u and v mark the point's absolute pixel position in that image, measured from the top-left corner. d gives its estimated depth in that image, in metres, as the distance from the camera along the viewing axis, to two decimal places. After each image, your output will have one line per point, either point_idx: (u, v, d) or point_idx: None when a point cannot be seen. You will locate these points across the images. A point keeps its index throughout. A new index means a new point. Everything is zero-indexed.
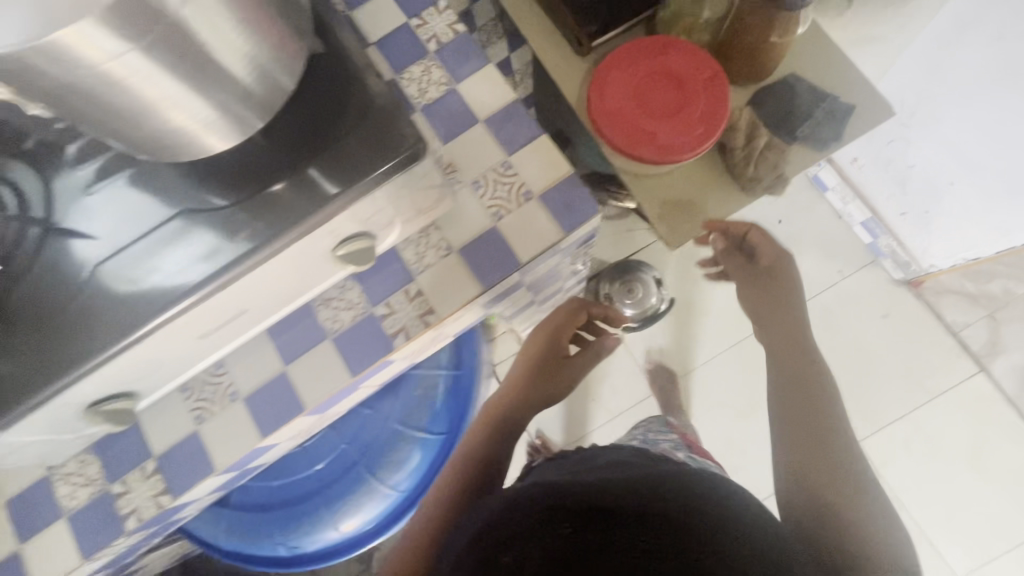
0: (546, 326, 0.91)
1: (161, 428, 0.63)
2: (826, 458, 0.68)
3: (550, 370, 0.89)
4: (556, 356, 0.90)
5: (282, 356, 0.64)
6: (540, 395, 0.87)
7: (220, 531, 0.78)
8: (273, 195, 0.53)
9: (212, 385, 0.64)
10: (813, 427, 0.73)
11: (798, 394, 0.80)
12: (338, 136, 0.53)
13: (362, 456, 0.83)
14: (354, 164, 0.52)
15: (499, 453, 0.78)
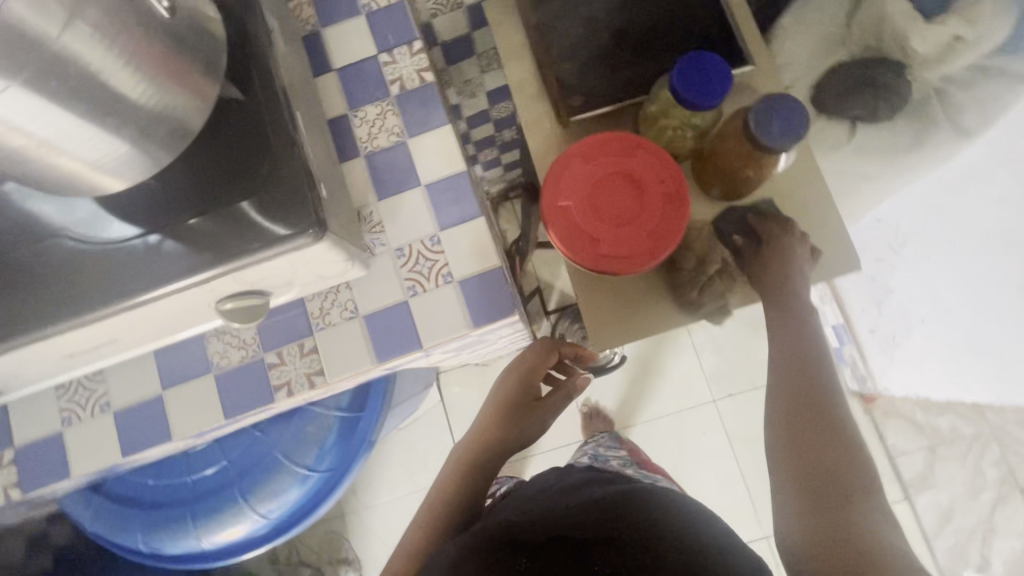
0: (517, 367, 0.87)
1: (27, 420, 0.62)
2: (837, 503, 0.57)
3: (520, 414, 0.85)
4: (527, 399, 0.86)
5: (162, 379, 0.62)
6: (510, 439, 0.83)
7: (88, 513, 0.78)
8: (160, 241, 0.50)
9: (87, 389, 0.62)
10: (824, 464, 0.59)
11: (799, 391, 0.64)
12: (241, 195, 0.50)
13: (237, 479, 0.79)
14: (250, 229, 0.49)
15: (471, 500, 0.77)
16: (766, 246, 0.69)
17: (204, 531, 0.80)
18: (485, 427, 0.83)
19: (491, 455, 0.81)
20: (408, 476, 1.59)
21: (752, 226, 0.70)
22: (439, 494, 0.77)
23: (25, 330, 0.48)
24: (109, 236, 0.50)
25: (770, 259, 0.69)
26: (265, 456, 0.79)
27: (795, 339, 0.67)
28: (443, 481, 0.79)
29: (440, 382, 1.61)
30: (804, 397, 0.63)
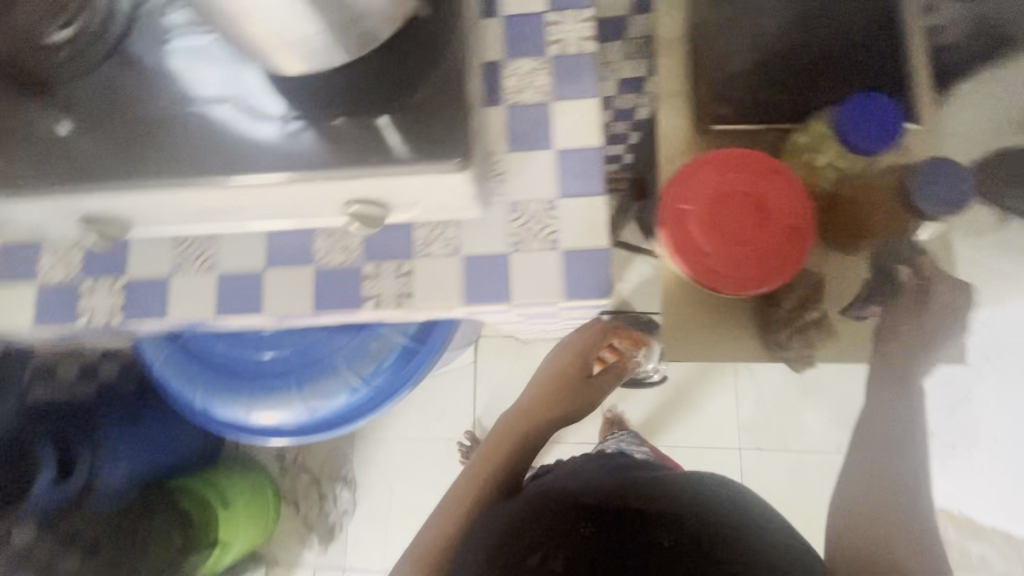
0: (570, 346, 0.96)
1: (143, 257, 0.67)
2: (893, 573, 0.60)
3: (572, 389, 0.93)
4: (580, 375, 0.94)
5: (266, 257, 0.66)
6: (565, 411, 0.91)
7: (160, 356, 0.82)
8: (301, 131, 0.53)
9: (201, 246, 0.67)
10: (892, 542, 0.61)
11: (883, 473, 0.67)
12: (383, 109, 0.52)
13: (295, 370, 0.80)
14: (390, 142, 0.52)
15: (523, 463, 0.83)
16: (903, 304, 0.67)
17: (250, 408, 0.81)
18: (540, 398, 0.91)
19: (546, 423, 0.89)
20: (422, 422, 1.64)
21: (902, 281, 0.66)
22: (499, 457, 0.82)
23: (181, 174, 0.53)
24: (263, 112, 0.53)
25: (897, 317, 0.67)
26: (326, 358, 0.79)
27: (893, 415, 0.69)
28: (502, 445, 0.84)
29: (478, 346, 1.64)
30: (884, 477, 0.67)
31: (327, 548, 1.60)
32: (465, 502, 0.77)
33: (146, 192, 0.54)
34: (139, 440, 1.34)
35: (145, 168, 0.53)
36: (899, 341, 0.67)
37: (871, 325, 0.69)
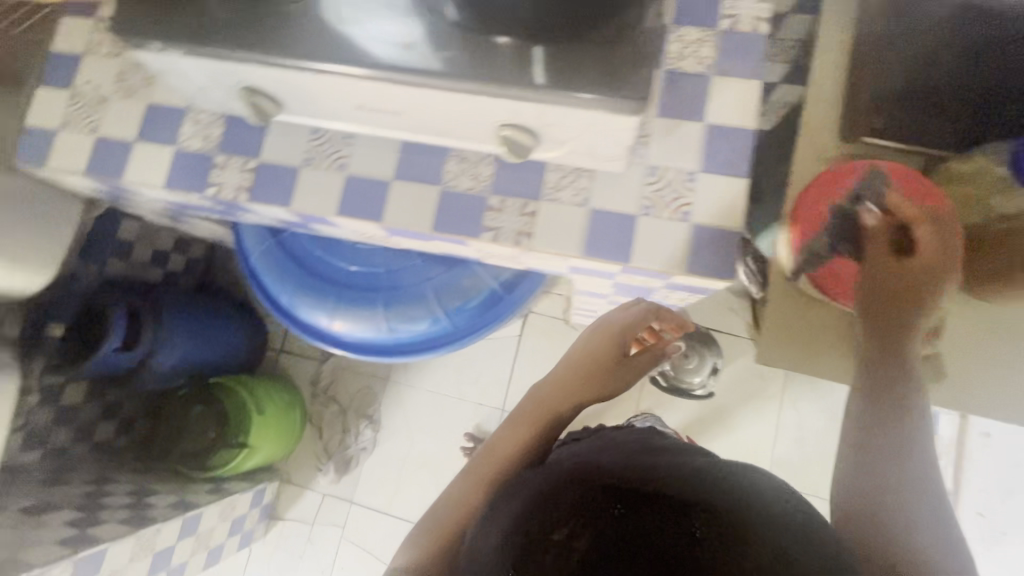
0: (605, 327, 0.90)
1: (278, 143, 0.69)
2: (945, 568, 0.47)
3: (608, 369, 0.86)
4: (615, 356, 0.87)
5: (396, 168, 0.66)
6: (595, 392, 0.84)
7: (258, 247, 0.85)
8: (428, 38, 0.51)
9: (335, 144, 0.68)
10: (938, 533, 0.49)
11: (904, 449, 0.54)
12: (512, 28, 0.47)
13: (382, 287, 0.81)
14: (533, 70, 0.50)
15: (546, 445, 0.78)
16: (919, 255, 0.59)
17: (332, 315, 0.82)
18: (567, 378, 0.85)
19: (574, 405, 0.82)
20: (455, 381, 1.66)
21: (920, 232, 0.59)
22: (519, 439, 0.77)
23: (348, 59, 0.51)
24: (395, 7, 0.51)
25: (916, 273, 0.59)
26: (418, 283, 0.80)
27: (890, 358, 0.60)
28: (526, 428, 0.79)
29: (527, 320, 1.64)
30: (910, 454, 0.53)
31: (340, 479, 1.63)
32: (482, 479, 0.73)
33: (305, 71, 0.53)
34: (197, 332, 1.39)
35: (271, 46, 0.52)
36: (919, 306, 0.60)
37: (879, 286, 0.61)
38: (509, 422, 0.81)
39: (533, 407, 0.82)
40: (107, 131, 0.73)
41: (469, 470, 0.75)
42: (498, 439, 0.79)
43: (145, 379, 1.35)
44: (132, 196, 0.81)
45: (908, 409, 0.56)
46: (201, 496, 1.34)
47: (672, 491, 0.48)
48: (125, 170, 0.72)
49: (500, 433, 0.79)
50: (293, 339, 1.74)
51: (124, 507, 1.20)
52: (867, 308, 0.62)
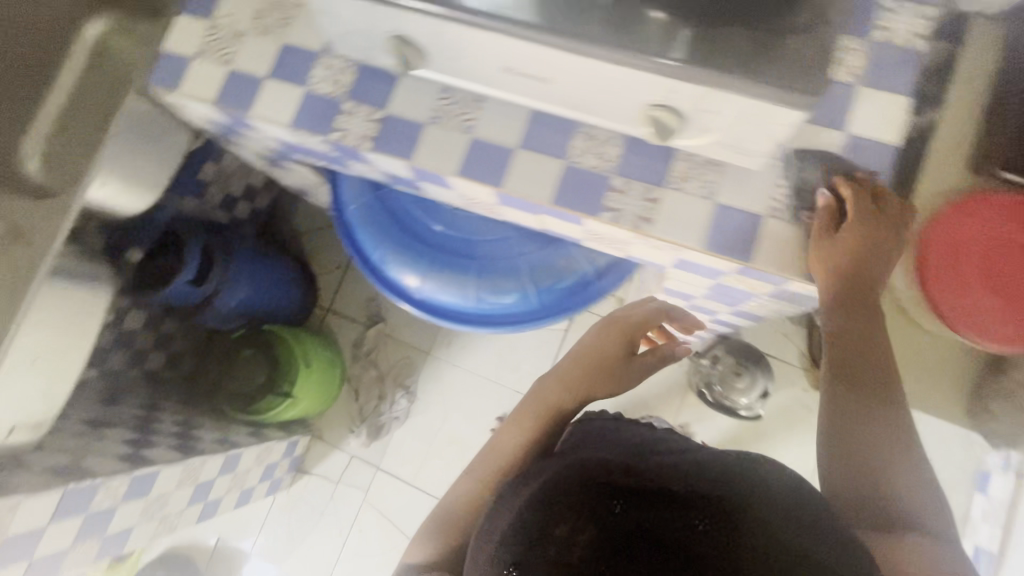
0: (611, 325, 0.93)
1: (406, 97, 0.70)
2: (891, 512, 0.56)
3: (609, 367, 0.88)
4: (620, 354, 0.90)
5: (521, 136, 0.67)
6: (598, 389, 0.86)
7: (357, 201, 0.86)
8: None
9: (463, 105, 0.68)
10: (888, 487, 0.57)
11: (888, 457, 0.59)
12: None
13: (476, 256, 0.82)
14: (673, 43, 0.49)
15: (551, 440, 0.82)
16: (855, 222, 0.58)
17: (424, 277, 0.83)
18: (567, 373, 0.88)
19: (575, 401, 0.86)
20: (495, 365, 1.67)
21: (862, 207, 0.58)
22: (524, 434, 0.82)
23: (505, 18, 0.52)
24: None
25: (855, 239, 0.58)
26: (513, 257, 0.81)
27: (856, 338, 0.62)
28: (531, 419, 0.84)
29: (575, 316, 1.64)
30: (876, 424, 0.60)
31: (370, 443, 1.66)
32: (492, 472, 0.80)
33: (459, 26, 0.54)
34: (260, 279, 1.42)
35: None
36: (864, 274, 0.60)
37: (834, 264, 0.58)
38: (515, 416, 0.86)
39: (536, 399, 0.87)
40: (239, 64, 0.75)
41: (477, 459, 0.82)
42: (505, 431, 0.84)
43: (207, 316, 1.37)
44: (247, 132, 0.83)
45: (878, 386, 0.61)
46: (242, 438, 1.37)
47: (664, 480, 0.54)
48: (253, 105, 0.74)
49: (508, 426, 0.84)
50: (341, 300, 1.77)
51: (174, 435, 1.24)
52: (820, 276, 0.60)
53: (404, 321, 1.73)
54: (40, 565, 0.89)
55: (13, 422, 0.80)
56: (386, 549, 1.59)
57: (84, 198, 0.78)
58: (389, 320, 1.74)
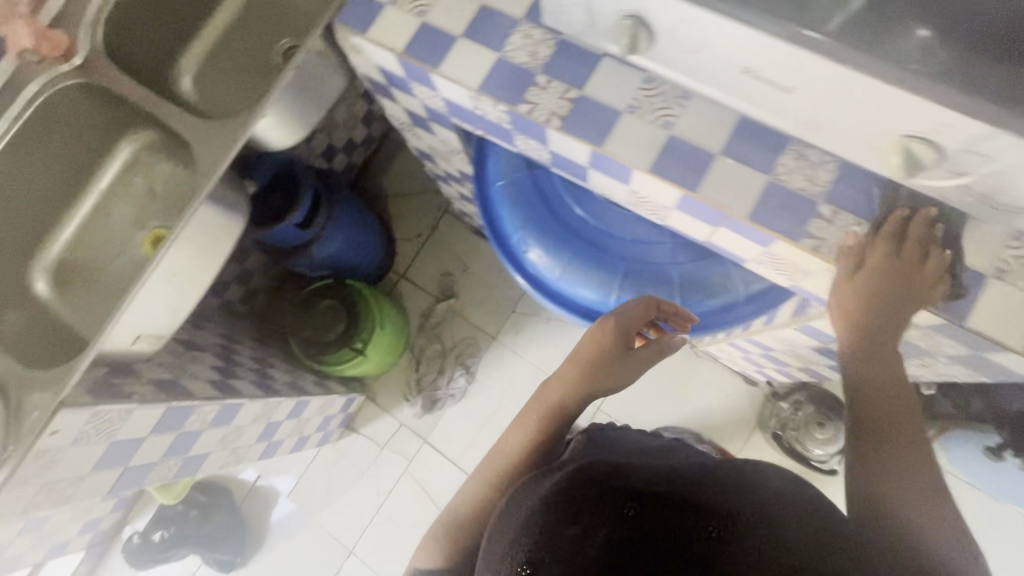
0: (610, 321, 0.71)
1: (605, 82, 0.67)
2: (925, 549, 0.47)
3: (611, 363, 0.71)
4: (619, 349, 0.71)
5: (726, 143, 0.63)
6: (600, 388, 0.70)
7: (509, 178, 0.84)
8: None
9: (666, 100, 0.65)
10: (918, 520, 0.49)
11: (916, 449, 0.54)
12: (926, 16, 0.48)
13: (624, 257, 0.80)
14: (925, 62, 0.48)
15: (557, 443, 0.69)
16: (874, 259, 0.59)
17: (566, 268, 0.80)
18: (566, 370, 0.72)
19: (580, 401, 0.71)
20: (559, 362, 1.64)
21: (887, 249, 0.59)
22: (522, 437, 0.70)
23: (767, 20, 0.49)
24: None
25: (873, 274, 0.59)
26: (664, 265, 0.79)
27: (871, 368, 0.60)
28: (531, 424, 0.70)
29: None
30: (899, 433, 0.55)
31: (423, 415, 1.65)
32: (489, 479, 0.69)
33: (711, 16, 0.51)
34: (356, 233, 1.43)
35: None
36: (879, 310, 0.61)
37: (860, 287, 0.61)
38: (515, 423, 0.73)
39: (534, 401, 0.73)
40: (432, 19, 0.73)
41: (480, 467, 0.71)
42: (505, 435, 0.72)
43: (300, 262, 1.37)
44: (416, 87, 0.81)
45: (903, 419, 0.56)
46: (310, 385, 1.38)
47: (667, 485, 0.49)
48: (441, 62, 0.71)
49: (507, 433, 0.72)
50: (416, 269, 1.76)
51: (252, 370, 1.25)
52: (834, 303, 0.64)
53: (474, 301, 1.72)
54: (132, 473, 0.90)
55: (141, 330, 0.81)
56: (418, 523, 1.59)
57: (251, 124, 0.77)
58: (461, 298, 1.72)
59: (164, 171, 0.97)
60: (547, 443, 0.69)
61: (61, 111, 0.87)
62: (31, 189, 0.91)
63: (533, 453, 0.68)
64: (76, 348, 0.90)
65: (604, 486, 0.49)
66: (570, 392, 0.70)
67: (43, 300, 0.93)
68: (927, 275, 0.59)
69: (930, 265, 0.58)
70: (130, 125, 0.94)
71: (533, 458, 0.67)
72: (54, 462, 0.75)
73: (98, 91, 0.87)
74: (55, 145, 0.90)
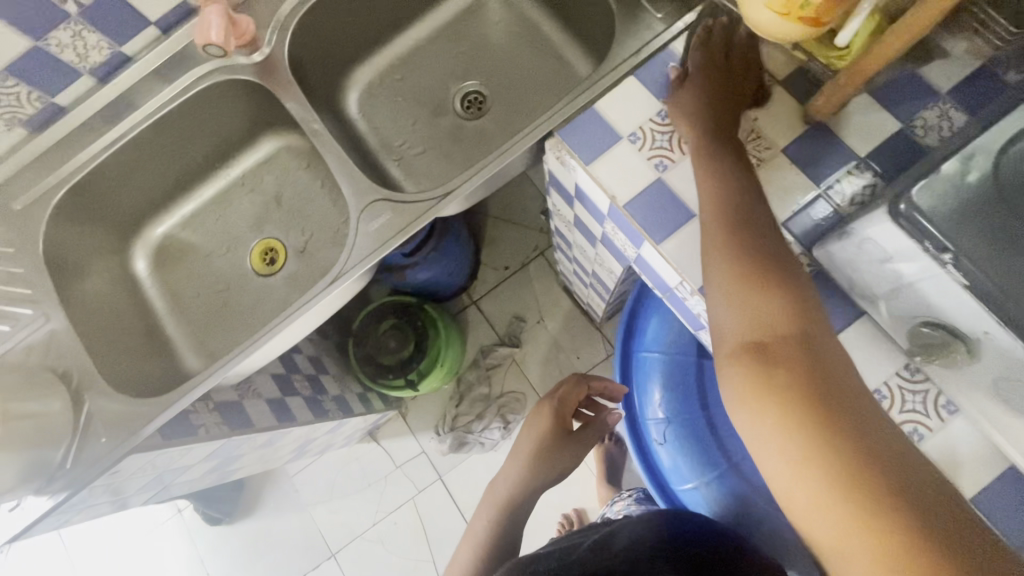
0: (542, 406, 0.72)
1: (856, 348, 0.54)
2: (855, 408, 0.38)
3: (550, 453, 0.70)
4: (557, 434, 0.70)
5: (984, 491, 0.50)
6: (543, 478, 0.70)
7: (669, 354, 0.74)
8: None
9: (921, 396, 0.52)
10: (832, 388, 0.39)
11: (787, 283, 0.45)
12: None
13: (778, 522, 0.64)
14: None
15: (513, 540, 0.69)
16: (697, 75, 0.59)
17: (698, 485, 0.70)
18: (510, 467, 0.72)
19: (529, 498, 0.70)
20: None
21: (702, 54, 0.60)
22: (473, 547, 0.69)
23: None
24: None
25: (701, 93, 0.58)
26: None
27: (739, 219, 0.49)
28: (483, 526, 0.70)
29: None
30: (767, 265, 0.46)
31: (448, 452, 1.58)
32: None
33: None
34: (451, 263, 1.33)
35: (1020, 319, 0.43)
36: (720, 114, 0.57)
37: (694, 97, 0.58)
38: (470, 530, 0.72)
39: (484, 504, 0.73)
40: (669, 180, 0.60)
41: None
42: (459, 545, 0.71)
43: (389, 277, 1.29)
44: (610, 224, 0.68)
45: (771, 251, 0.47)
46: (355, 402, 1.30)
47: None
48: (665, 236, 0.59)
49: (463, 543, 0.71)
50: (490, 301, 1.65)
51: (307, 375, 1.18)
52: (693, 146, 0.57)
53: (537, 356, 1.62)
54: (167, 489, 0.85)
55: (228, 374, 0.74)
56: (407, 552, 1.55)
57: (430, 219, 0.69)
58: (526, 349, 1.62)
59: (300, 178, 0.90)
60: (505, 541, 0.68)
61: (216, 100, 0.79)
62: (166, 168, 0.84)
63: (486, 555, 0.67)
64: (155, 344, 0.84)
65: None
66: (510, 486, 0.70)
67: (141, 281, 0.89)
68: (742, 72, 0.59)
69: (736, 53, 0.60)
70: (279, 124, 0.86)
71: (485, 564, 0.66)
72: (103, 486, 0.70)
73: (262, 91, 0.79)
74: (202, 129, 0.82)
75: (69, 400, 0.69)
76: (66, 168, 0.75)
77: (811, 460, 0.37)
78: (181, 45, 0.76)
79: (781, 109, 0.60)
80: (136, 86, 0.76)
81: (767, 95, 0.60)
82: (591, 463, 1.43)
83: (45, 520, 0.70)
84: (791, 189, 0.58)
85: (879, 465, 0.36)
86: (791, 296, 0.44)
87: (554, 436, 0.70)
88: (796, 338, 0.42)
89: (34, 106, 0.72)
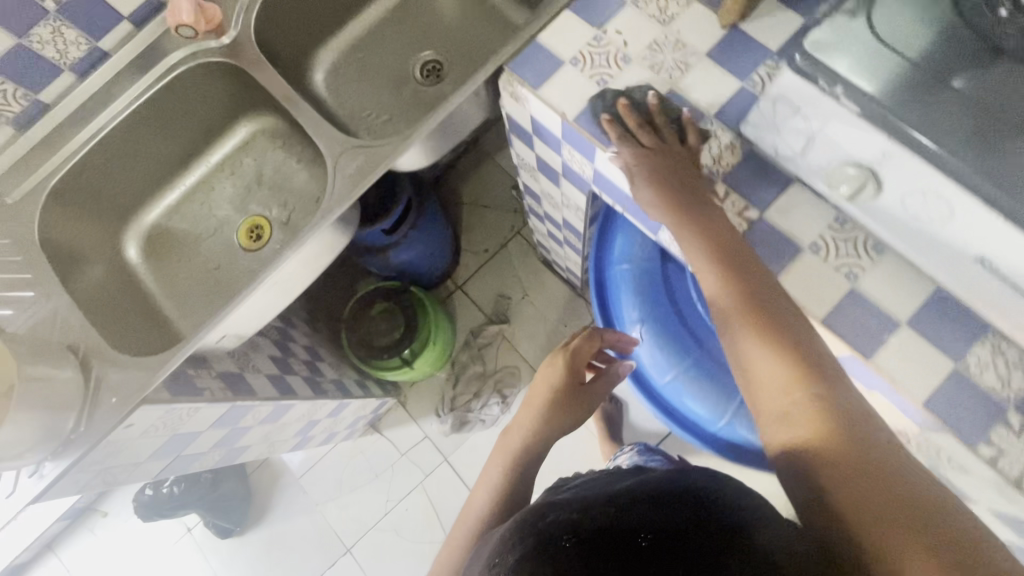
0: (556, 359, 0.73)
1: (787, 210, 0.61)
2: (884, 471, 0.43)
3: (563, 400, 0.71)
4: (569, 385, 0.71)
5: (914, 314, 0.57)
6: (557, 425, 0.71)
7: (637, 264, 0.80)
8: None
9: (847, 240, 0.59)
10: (861, 449, 0.45)
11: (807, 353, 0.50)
12: None
13: None
14: None
15: (522, 485, 0.68)
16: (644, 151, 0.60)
17: (677, 375, 0.76)
18: (523, 416, 0.72)
19: (543, 445, 0.71)
20: None
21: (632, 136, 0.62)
22: (487, 491, 0.68)
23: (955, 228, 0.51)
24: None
25: (655, 168, 0.59)
26: None
27: (751, 289, 0.53)
28: (496, 473, 0.69)
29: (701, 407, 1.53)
30: (787, 338, 0.51)
31: (451, 433, 1.61)
32: (458, 538, 0.66)
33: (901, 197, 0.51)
34: (431, 240, 1.38)
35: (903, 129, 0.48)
36: (681, 184, 0.59)
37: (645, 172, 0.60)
38: (484, 477, 0.71)
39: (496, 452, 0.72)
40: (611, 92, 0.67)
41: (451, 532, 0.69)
42: (474, 493, 0.71)
43: (373, 260, 1.35)
44: (566, 148, 0.73)
45: (785, 319, 0.52)
46: (354, 386, 1.33)
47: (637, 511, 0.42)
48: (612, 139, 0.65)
49: (475, 491, 0.70)
50: (474, 283, 1.71)
51: (303, 359, 1.22)
52: (663, 211, 0.58)
53: (526, 329, 1.67)
54: (182, 460, 0.89)
55: (229, 331, 0.79)
56: (421, 537, 1.56)
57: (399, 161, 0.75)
58: (515, 323, 1.67)
59: (277, 158, 0.96)
60: (518, 482, 0.68)
61: (191, 86, 0.84)
62: (146, 160, 0.89)
63: (500, 492, 0.67)
64: (155, 322, 0.88)
65: (555, 519, 0.41)
66: (526, 434, 0.71)
67: (135, 267, 0.93)
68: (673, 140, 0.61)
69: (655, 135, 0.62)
70: (254, 109, 0.92)
71: (500, 508, 0.65)
72: (119, 449, 0.74)
73: (234, 72, 0.85)
74: (176, 123, 0.88)
75: (78, 367, 0.72)
76: (56, 159, 0.80)
77: (850, 529, 0.42)
78: (155, 36, 0.82)
79: (699, 20, 0.68)
80: (115, 78, 0.81)
81: (686, 10, 0.68)
82: (590, 423, 1.47)
83: (64, 485, 0.73)
84: (717, 84, 0.65)
85: (913, 530, 0.40)
86: (809, 365, 0.49)
87: (569, 385, 0.71)
88: (818, 404, 0.47)
89: (21, 103, 0.76)
